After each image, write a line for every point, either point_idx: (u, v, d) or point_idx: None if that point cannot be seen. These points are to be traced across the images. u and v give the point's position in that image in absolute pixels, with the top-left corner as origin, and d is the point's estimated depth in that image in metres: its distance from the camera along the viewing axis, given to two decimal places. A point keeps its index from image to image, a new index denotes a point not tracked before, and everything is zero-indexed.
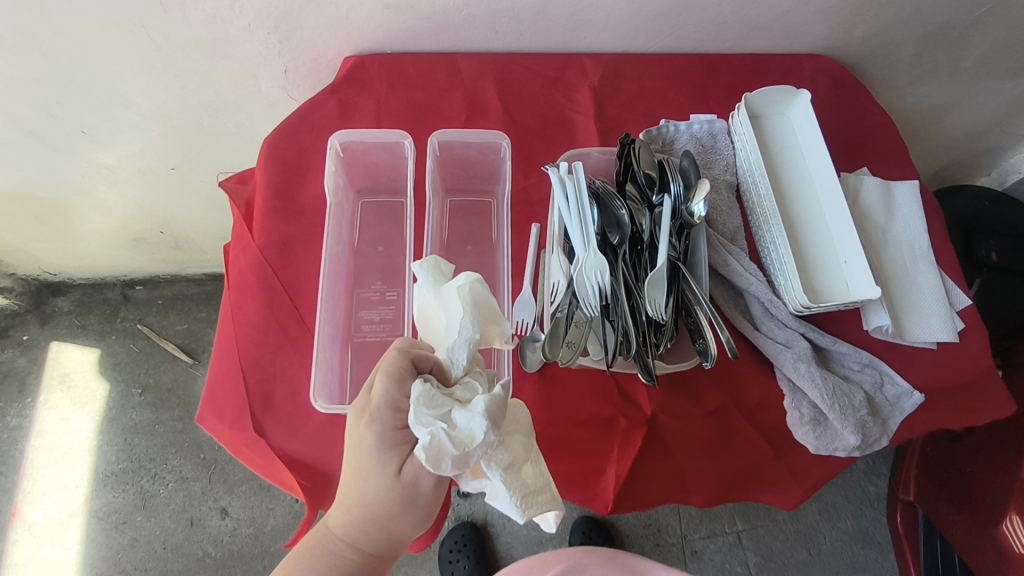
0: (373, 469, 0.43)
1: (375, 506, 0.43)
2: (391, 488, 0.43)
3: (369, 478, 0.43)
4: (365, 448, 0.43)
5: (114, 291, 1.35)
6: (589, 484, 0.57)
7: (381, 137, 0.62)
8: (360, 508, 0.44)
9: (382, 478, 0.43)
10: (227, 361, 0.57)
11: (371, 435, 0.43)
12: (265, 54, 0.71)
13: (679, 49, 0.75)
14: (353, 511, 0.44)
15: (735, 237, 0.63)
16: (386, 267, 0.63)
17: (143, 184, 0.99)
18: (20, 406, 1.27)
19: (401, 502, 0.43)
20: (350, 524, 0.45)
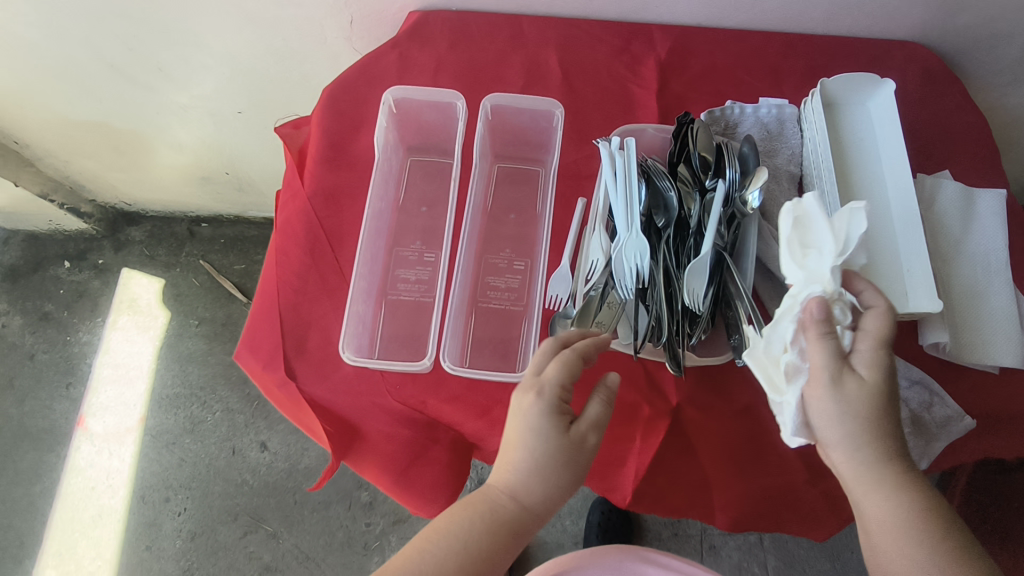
0: (546, 426, 0.46)
1: (555, 460, 0.46)
2: (563, 441, 0.46)
3: (535, 435, 0.46)
4: (544, 409, 0.46)
5: (182, 226, 1.42)
6: (609, 477, 0.60)
7: (433, 96, 0.60)
8: (533, 464, 0.46)
9: (555, 433, 0.46)
10: (268, 303, 0.59)
11: (552, 399, 0.46)
12: (332, 3, 0.72)
13: (757, 26, 0.71)
14: (521, 469, 0.46)
15: None
16: (428, 227, 0.63)
17: (212, 125, 1.02)
18: (91, 324, 1.36)
19: (569, 457, 0.46)
20: (521, 480, 0.46)
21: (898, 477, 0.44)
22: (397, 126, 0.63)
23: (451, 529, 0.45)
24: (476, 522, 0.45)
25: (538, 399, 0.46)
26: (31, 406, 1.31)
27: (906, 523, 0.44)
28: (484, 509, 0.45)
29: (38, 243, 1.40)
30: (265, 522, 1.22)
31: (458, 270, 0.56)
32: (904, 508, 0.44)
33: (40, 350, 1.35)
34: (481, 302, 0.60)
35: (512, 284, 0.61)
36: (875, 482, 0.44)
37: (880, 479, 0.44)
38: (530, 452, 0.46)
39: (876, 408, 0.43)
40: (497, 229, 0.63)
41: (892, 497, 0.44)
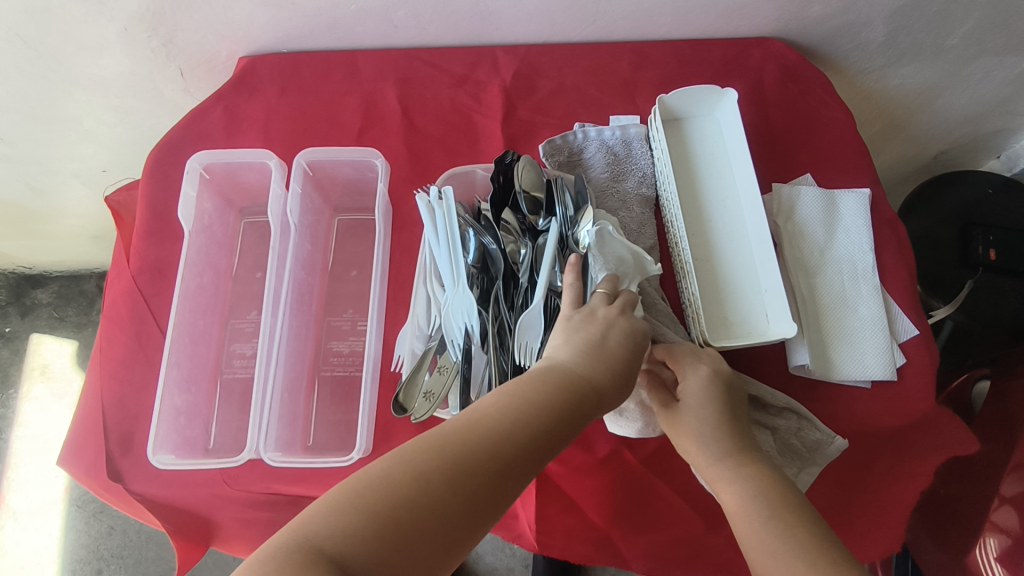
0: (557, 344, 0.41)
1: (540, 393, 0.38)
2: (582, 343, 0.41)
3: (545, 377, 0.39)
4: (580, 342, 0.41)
5: (91, 283, 1.37)
6: (509, 525, 0.56)
7: (247, 159, 0.56)
8: (500, 403, 0.37)
9: (569, 346, 0.41)
10: (91, 398, 0.55)
11: (575, 339, 0.41)
12: (153, 57, 0.66)
13: (608, 38, 0.67)
14: (481, 406, 0.37)
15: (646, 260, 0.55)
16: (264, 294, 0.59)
17: (81, 184, 0.96)
18: (3, 397, 1.30)
19: (596, 353, 0.40)
20: (499, 421, 0.36)
21: (750, 474, 0.44)
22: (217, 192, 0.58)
23: (397, 465, 0.32)
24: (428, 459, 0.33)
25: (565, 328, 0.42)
26: None
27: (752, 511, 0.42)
28: (426, 453, 0.33)
29: None
30: None
31: (276, 348, 0.51)
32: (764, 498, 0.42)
33: None
34: (325, 369, 0.56)
35: (357, 346, 0.57)
36: (726, 481, 0.44)
37: (729, 479, 0.44)
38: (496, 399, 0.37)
39: (710, 441, 0.45)
40: (342, 286, 0.60)
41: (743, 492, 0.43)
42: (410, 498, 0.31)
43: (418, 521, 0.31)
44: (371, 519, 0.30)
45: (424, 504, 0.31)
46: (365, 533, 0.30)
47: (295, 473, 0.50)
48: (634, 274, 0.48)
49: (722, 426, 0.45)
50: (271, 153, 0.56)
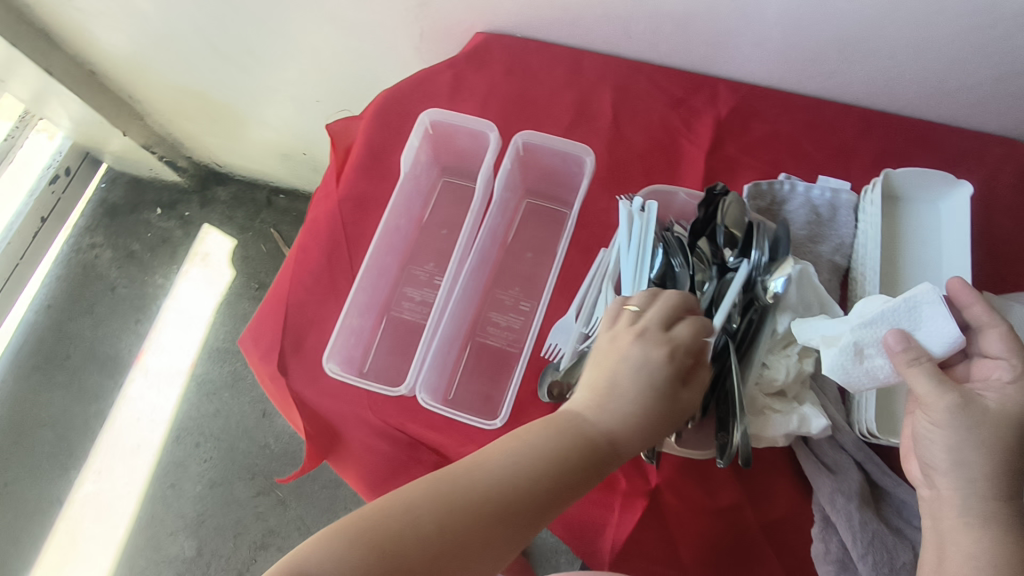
0: (627, 356, 0.45)
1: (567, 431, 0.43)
2: (651, 359, 0.44)
3: (584, 422, 0.43)
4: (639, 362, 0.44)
5: (262, 194, 1.52)
6: (589, 538, 0.56)
7: (469, 123, 0.61)
8: (533, 438, 0.42)
9: (639, 359, 0.44)
10: (279, 294, 0.61)
11: (648, 351, 0.44)
12: (404, 14, 0.72)
13: (836, 97, 0.65)
14: (516, 434, 0.43)
15: None
16: (444, 250, 0.63)
17: (293, 107, 1.07)
18: (168, 270, 1.48)
19: (660, 372, 0.44)
20: (544, 443, 0.42)
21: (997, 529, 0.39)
22: (431, 147, 0.64)
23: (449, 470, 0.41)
24: (457, 484, 0.40)
25: (640, 341, 0.45)
26: (103, 333, 1.43)
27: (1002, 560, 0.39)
28: (450, 479, 0.40)
29: (139, 187, 1.53)
30: (277, 488, 1.28)
31: (451, 303, 0.55)
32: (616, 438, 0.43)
33: (120, 284, 1.47)
34: (479, 336, 0.60)
35: (514, 324, 0.61)
36: (981, 521, 0.40)
37: (962, 522, 0.40)
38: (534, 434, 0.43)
39: (969, 476, 0.40)
40: (514, 264, 0.64)
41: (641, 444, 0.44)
42: (438, 518, 0.39)
43: (448, 539, 0.38)
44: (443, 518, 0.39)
45: (455, 527, 0.39)
46: (403, 543, 0.38)
47: (431, 419, 0.53)
48: None
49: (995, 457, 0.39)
50: (492, 126, 0.60)
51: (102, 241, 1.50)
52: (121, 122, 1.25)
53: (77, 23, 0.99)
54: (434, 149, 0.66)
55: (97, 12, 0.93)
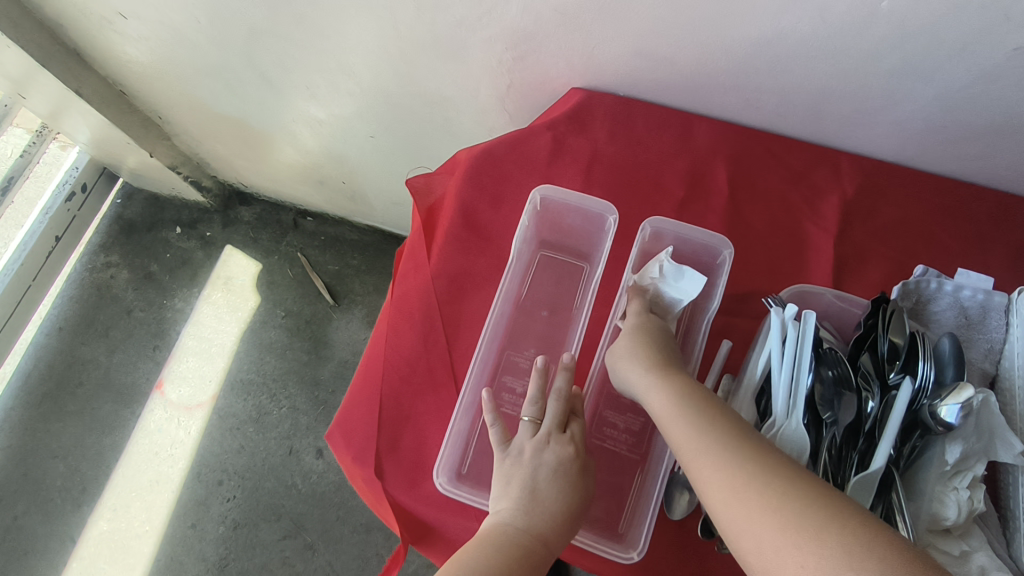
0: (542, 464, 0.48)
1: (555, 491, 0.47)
2: (560, 462, 0.48)
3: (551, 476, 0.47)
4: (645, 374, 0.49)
5: (288, 216, 1.45)
6: None
7: (587, 204, 0.59)
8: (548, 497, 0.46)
9: (548, 461, 0.48)
10: (368, 383, 0.55)
11: (563, 460, 0.48)
12: (495, 66, 0.67)
13: (967, 178, 0.61)
14: (534, 492, 0.46)
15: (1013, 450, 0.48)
16: (546, 335, 0.60)
17: (341, 140, 1.01)
18: (188, 294, 1.41)
19: (569, 480, 0.47)
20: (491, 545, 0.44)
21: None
22: (538, 224, 0.62)
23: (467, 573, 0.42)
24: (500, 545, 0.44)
25: (550, 447, 0.48)
26: (118, 359, 1.36)
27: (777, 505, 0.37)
28: (503, 542, 0.44)
29: (157, 205, 1.46)
30: (305, 532, 1.22)
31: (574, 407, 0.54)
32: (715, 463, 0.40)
33: (137, 308, 1.40)
34: (595, 439, 0.55)
35: (633, 426, 0.55)
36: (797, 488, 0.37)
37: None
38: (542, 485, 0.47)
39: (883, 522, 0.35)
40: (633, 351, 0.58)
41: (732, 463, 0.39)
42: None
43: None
44: None
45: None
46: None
47: None
48: (979, 455, 0.45)
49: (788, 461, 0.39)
50: (612, 209, 0.58)
51: (118, 261, 1.43)
52: (148, 143, 1.18)
53: (116, 46, 0.92)
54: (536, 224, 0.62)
55: (140, 37, 0.86)
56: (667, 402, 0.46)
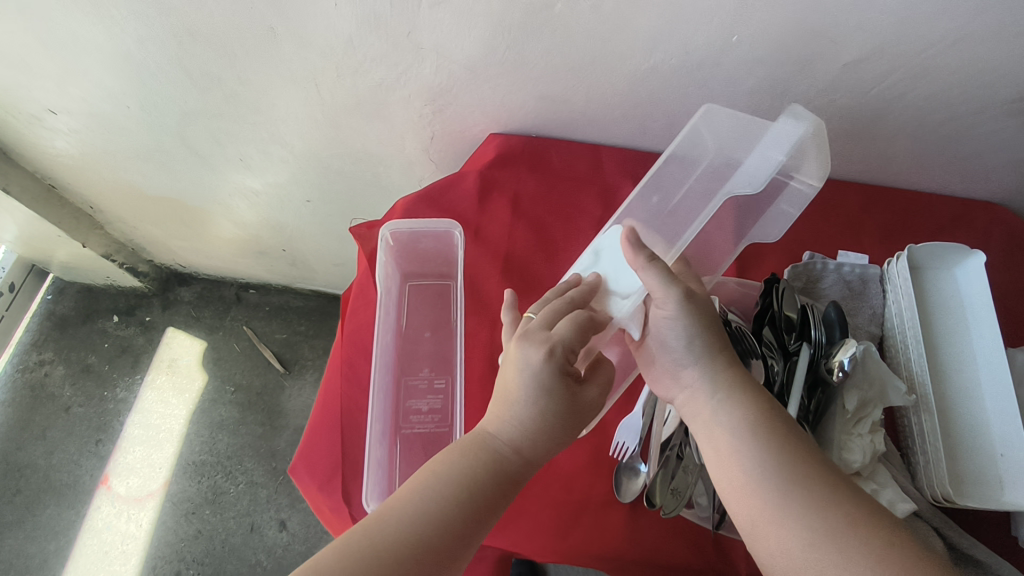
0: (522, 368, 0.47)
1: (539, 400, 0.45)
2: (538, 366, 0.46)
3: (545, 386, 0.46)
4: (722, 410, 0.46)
5: (230, 290, 1.45)
6: None
7: (430, 225, 0.64)
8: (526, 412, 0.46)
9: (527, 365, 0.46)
10: (327, 417, 0.58)
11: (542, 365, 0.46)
12: (418, 120, 0.74)
13: (834, 175, 0.71)
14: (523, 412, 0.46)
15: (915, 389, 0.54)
16: (433, 355, 0.63)
17: (279, 208, 1.05)
18: (130, 381, 1.37)
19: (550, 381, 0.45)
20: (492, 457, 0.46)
21: None
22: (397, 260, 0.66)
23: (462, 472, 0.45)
24: (475, 458, 0.45)
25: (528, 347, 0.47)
26: (58, 460, 1.30)
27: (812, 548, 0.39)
28: (479, 458, 0.45)
29: (91, 295, 1.43)
30: None
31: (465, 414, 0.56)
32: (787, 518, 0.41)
33: (75, 403, 1.35)
34: None
35: None
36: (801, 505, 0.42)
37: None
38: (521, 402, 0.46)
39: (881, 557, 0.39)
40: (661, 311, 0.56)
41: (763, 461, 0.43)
42: (469, 491, 0.44)
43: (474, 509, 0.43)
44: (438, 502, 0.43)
45: (482, 501, 0.44)
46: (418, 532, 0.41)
47: (510, 536, 0.53)
48: (876, 402, 0.51)
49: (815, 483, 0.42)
50: (455, 224, 0.64)
51: (52, 357, 1.38)
52: (80, 234, 1.18)
53: (43, 140, 0.93)
54: (397, 260, 0.67)
55: (69, 130, 0.89)
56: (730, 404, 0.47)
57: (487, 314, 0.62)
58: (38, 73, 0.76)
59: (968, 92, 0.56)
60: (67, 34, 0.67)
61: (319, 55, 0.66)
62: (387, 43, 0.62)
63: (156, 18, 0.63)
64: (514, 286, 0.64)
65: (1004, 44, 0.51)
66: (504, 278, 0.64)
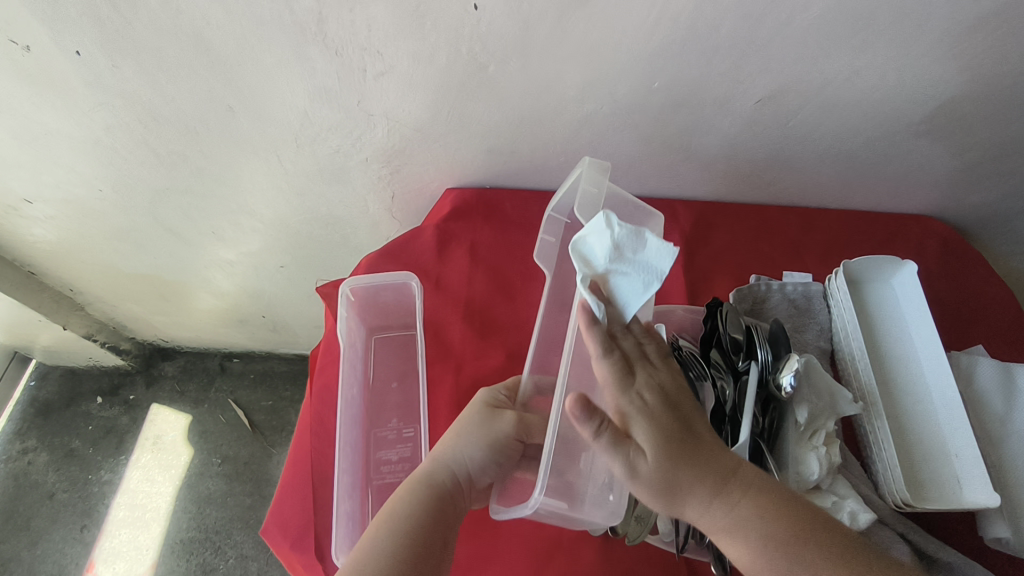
0: (467, 417, 0.54)
1: (466, 428, 0.53)
2: (480, 417, 0.54)
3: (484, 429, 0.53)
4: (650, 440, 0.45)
5: (213, 361, 1.46)
6: None
7: (389, 279, 0.67)
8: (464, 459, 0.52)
9: (472, 418, 0.54)
10: (297, 475, 0.59)
11: (476, 412, 0.54)
12: (378, 182, 0.78)
13: (774, 202, 0.75)
14: (464, 438, 0.53)
15: (867, 396, 0.56)
16: (401, 404, 0.66)
17: (254, 277, 1.07)
18: (115, 462, 1.36)
19: (483, 427, 0.53)
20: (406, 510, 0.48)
21: None
22: (360, 315, 0.69)
23: (383, 518, 0.48)
24: (416, 507, 0.48)
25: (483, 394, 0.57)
26: (42, 549, 1.27)
27: (778, 564, 0.42)
28: (416, 496, 0.49)
29: (75, 378, 1.43)
30: None
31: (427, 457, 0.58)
32: (770, 544, 0.42)
33: (60, 489, 1.33)
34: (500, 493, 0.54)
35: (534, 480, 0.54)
36: (729, 532, 0.43)
37: None
38: (462, 448, 0.52)
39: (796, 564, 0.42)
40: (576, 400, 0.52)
41: (729, 523, 0.43)
42: (395, 536, 0.46)
43: (426, 549, 0.46)
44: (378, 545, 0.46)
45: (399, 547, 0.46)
46: None
47: None
48: (826, 413, 0.52)
49: (772, 503, 0.43)
50: (413, 275, 0.67)
51: (35, 444, 1.37)
52: (60, 317, 1.19)
53: (22, 229, 0.97)
54: (362, 314, 0.70)
55: (46, 217, 0.92)
56: (713, 498, 0.44)
57: (451, 361, 0.65)
58: (14, 165, 0.79)
59: (877, 116, 0.61)
60: (38, 127, 0.71)
61: (276, 128, 0.70)
62: (339, 114, 0.66)
63: (120, 106, 0.67)
64: (476, 330, 0.67)
65: (900, 71, 0.55)
66: (465, 324, 0.67)
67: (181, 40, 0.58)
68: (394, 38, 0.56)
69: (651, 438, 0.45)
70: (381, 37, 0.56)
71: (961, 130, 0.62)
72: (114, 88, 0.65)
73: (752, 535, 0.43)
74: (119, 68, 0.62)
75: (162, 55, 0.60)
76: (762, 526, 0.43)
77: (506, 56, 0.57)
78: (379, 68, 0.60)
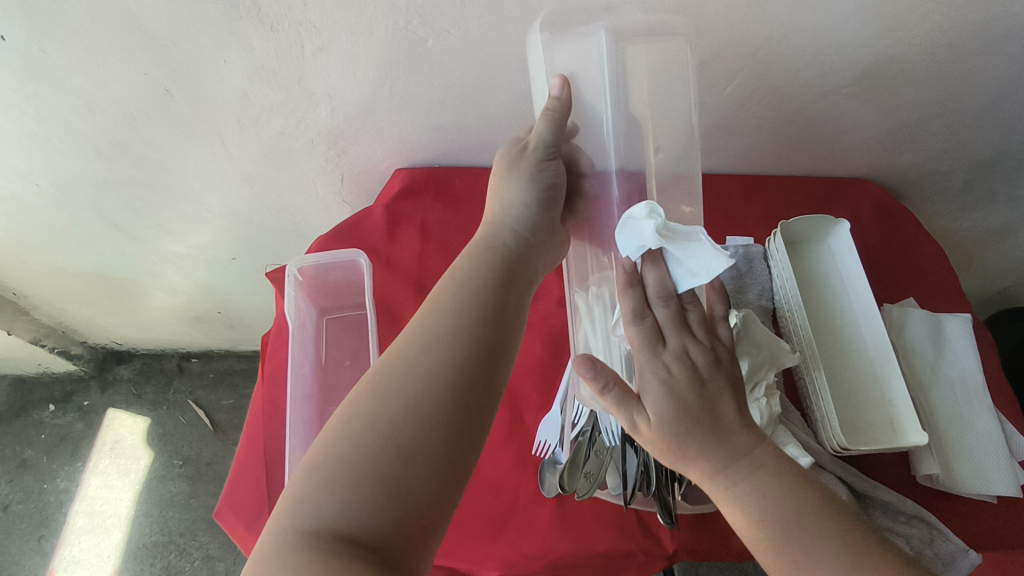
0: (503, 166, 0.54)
1: (523, 176, 0.52)
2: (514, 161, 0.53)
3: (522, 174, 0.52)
4: (713, 464, 0.44)
5: (171, 362, 1.42)
6: None
7: (337, 257, 0.66)
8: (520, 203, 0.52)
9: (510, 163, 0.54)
10: (250, 457, 0.58)
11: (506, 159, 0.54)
12: (326, 165, 0.78)
13: (717, 170, 0.77)
14: (507, 186, 0.52)
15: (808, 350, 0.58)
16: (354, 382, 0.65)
17: (206, 270, 1.05)
18: (71, 469, 1.32)
19: (521, 167, 0.53)
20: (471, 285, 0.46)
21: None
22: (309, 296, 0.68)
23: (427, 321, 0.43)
24: (479, 271, 0.47)
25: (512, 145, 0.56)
26: None
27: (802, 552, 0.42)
28: (486, 255, 0.48)
29: (24, 386, 1.38)
30: None
31: None
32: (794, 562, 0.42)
33: (13, 501, 1.29)
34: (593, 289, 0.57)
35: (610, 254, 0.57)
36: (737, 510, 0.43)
37: None
38: (512, 194, 0.52)
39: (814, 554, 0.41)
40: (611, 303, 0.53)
41: (743, 514, 0.43)
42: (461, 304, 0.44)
43: (500, 309, 0.45)
44: (425, 335, 0.42)
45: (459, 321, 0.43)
46: (405, 375, 0.39)
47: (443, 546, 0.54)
48: (767, 364, 0.54)
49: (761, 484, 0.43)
50: (361, 253, 0.67)
51: None
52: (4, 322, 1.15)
53: None
54: (313, 295, 0.69)
55: None
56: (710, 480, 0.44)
57: None
58: None
59: (808, 80, 0.63)
60: None
61: (217, 110, 0.68)
62: (281, 94, 0.66)
63: (51, 93, 0.65)
64: None
65: (823, 35, 0.57)
66: (417, 301, 0.67)
67: (110, 21, 0.56)
68: (331, 13, 0.56)
69: (717, 463, 0.44)
70: (317, 12, 0.55)
71: (886, 92, 0.64)
72: (43, 74, 0.63)
73: (775, 545, 0.42)
74: (47, 52, 0.60)
75: (91, 38, 0.58)
76: (774, 516, 0.42)
77: (445, 30, 0.57)
78: (318, 44, 0.59)
